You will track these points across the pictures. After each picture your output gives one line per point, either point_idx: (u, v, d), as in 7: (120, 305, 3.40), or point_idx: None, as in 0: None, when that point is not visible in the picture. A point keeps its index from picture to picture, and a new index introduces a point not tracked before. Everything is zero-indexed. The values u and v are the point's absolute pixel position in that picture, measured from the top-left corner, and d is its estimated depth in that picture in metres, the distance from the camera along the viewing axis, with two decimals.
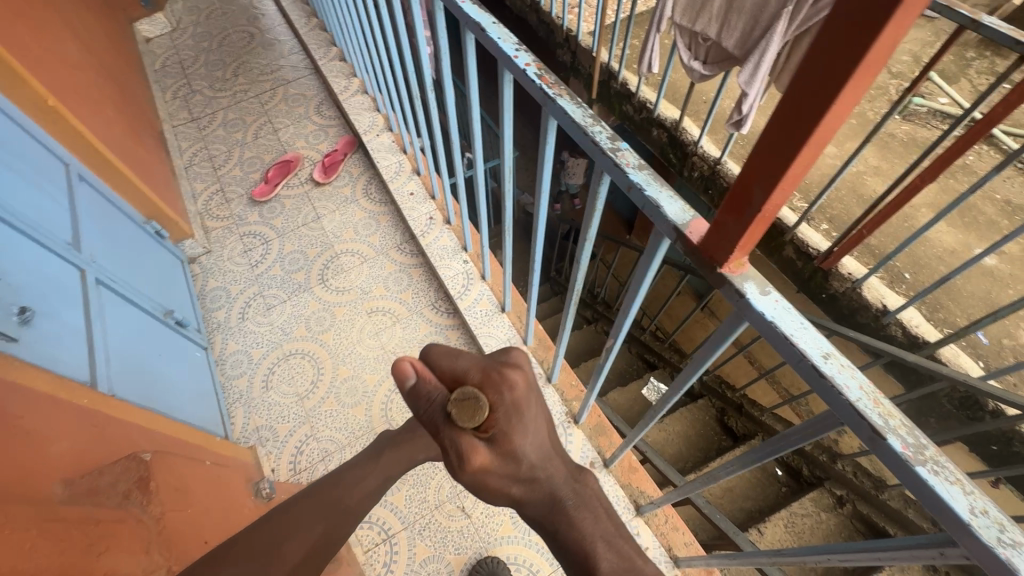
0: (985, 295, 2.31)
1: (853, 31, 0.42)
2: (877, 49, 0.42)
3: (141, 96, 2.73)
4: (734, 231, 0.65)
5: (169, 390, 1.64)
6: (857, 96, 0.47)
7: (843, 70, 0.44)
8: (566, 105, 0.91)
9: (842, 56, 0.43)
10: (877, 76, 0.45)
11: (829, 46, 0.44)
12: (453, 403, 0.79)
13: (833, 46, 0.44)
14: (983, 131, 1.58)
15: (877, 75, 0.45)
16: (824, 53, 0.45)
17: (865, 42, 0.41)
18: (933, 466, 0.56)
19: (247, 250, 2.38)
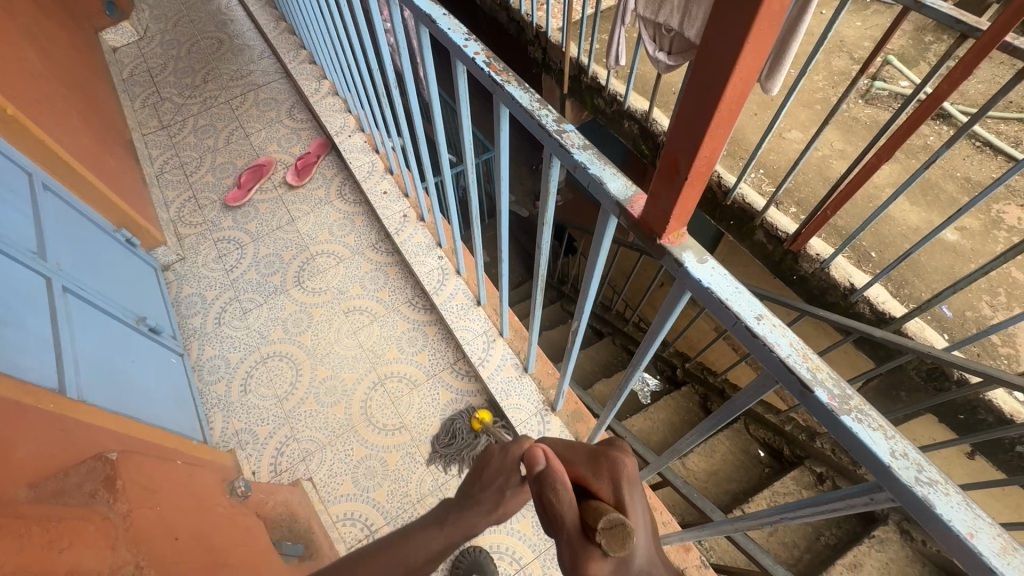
0: (948, 269, 2.38)
1: None
2: (768, 11, 0.45)
3: (109, 105, 2.70)
4: (667, 199, 0.67)
5: (144, 397, 1.63)
6: (759, 58, 0.50)
7: (742, 28, 0.46)
8: (513, 91, 0.93)
9: (739, 17, 0.46)
10: (773, 38, 0.48)
11: (729, 8, 0.47)
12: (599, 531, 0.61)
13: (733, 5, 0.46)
14: (932, 106, 1.64)
15: (774, 37, 0.48)
16: (728, 13, 0.47)
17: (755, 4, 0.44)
18: (857, 414, 0.59)
19: (222, 256, 2.37)
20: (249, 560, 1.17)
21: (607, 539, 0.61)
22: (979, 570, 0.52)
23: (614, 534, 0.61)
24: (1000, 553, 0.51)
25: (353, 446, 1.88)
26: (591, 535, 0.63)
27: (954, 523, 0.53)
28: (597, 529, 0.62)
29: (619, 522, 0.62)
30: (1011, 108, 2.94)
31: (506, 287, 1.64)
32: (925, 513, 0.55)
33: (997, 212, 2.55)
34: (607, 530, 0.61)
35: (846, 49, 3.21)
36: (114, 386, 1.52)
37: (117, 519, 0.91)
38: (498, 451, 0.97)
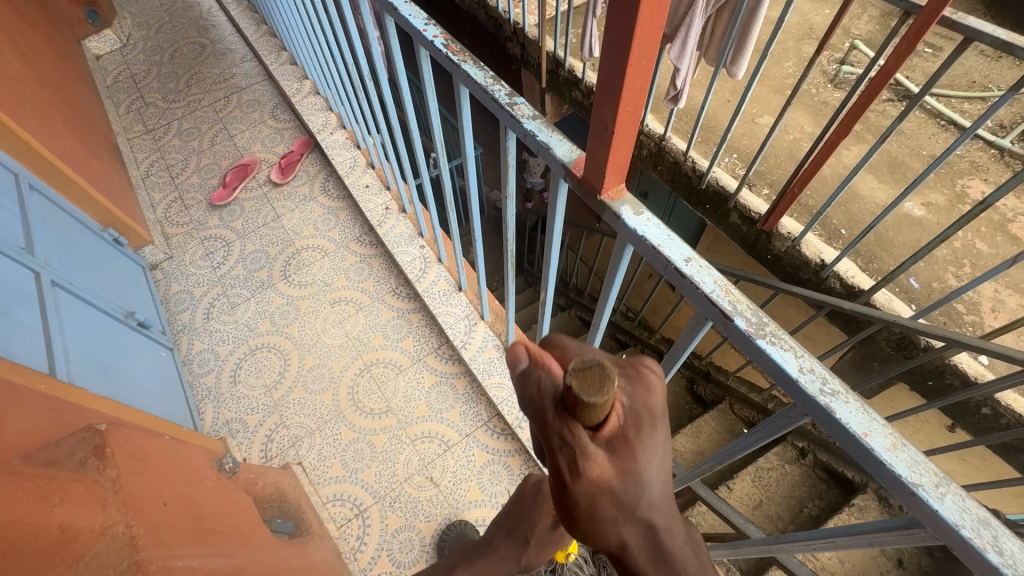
0: (915, 244, 2.46)
1: None
2: None
3: (93, 110, 2.75)
4: (600, 153, 0.74)
5: (133, 386, 1.68)
6: (662, 9, 0.57)
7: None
8: (469, 69, 1.00)
9: None
10: None
11: None
12: (571, 371, 0.49)
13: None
14: (881, 82, 1.73)
15: None
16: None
17: None
18: (771, 338, 0.65)
19: (209, 253, 2.42)
20: (235, 529, 1.23)
21: (579, 380, 0.48)
22: (874, 465, 0.59)
23: (589, 378, 0.48)
24: (889, 449, 0.58)
25: (342, 431, 1.93)
26: (567, 397, 0.51)
27: (851, 425, 0.59)
28: (568, 372, 0.49)
29: (599, 367, 0.49)
30: (974, 87, 3.04)
31: (484, 269, 1.70)
32: (828, 421, 0.62)
33: (961, 187, 2.64)
34: (581, 371, 0.49)
35: (815, 36, 3.30)
36: (104, 376, 1.57)
37: (106, 482, 0.97)
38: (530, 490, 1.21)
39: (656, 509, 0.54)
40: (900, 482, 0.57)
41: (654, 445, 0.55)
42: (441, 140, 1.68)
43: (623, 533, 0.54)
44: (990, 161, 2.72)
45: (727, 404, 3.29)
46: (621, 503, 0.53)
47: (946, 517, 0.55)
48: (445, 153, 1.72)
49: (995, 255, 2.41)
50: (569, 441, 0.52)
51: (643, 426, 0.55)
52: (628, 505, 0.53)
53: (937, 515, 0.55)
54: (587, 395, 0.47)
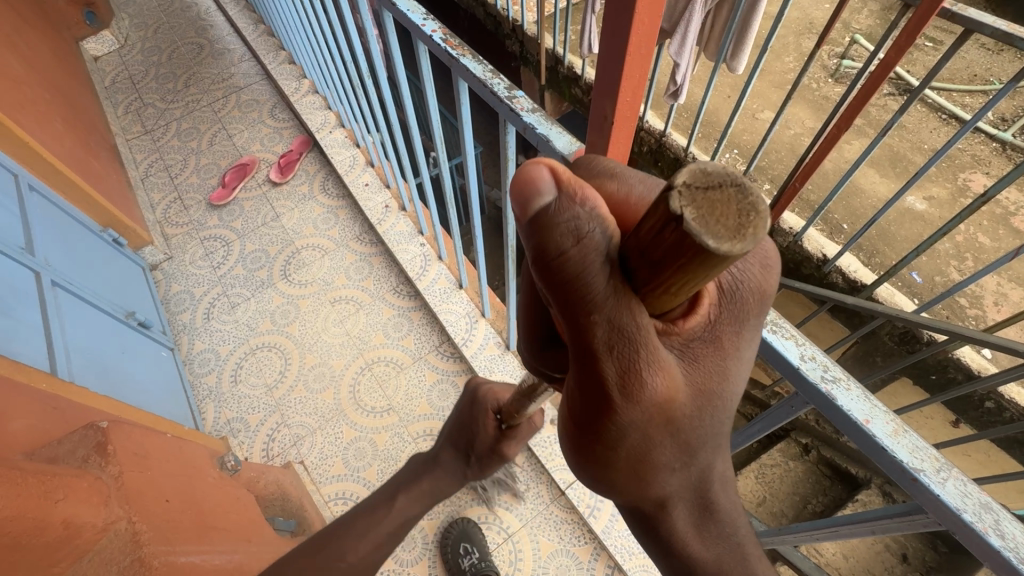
0: (917, 237, 2.45)
1: None
2: None
3: (92, 111, 2.74)
4: (600, 144, 0.73)
5: (134, 385, 1.68)
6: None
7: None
8: (468, 63, 0.99)
9: None
10: None
11: None
12: (692, 194, 0.32)
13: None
14: (881, 75, 1.72)
15: None
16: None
17: None
18: (773, 327, 0.64)
19: (209, 253, 2.42)
20: (238, 526, 1.23)
21: (692, 223, 0.32)
22: (875, 451, 0.58)
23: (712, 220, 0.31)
24: (891, 435, 0.57)
25: (343, 429, 1.93)
26: (658, 242, 0.34)
27: (852, 412, 0.59)
28: (680, 192, 0.32)
29: (720, 202, 0.32)
30: (975, 81, 3.03)
31: (485, 267, 1.69)
32: (830, 408, 0.61)
33: (963, 180, 2.63)
34: (704, 192, 0.32)
35: (816, 31, 3.29)
36: (104, 374, 1.56)
37: (109, 479, 0.96)
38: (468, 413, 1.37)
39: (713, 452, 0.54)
40: (901, 468, 0.57)
41: (728, 354, 0.49)
42: (440, 138, 1.67)
43: (674, 479, 0.54)
44: (992, 154, 2.71)
45: None
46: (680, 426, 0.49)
47: (947, 502, 0.54)
48: (445, 151, 1.71)
49: (997, 248, 2.40)
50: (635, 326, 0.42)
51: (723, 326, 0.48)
52: (687, 434, 0.50)
53: (938, 499, 0.55)
54: (719, 243, 0.30)
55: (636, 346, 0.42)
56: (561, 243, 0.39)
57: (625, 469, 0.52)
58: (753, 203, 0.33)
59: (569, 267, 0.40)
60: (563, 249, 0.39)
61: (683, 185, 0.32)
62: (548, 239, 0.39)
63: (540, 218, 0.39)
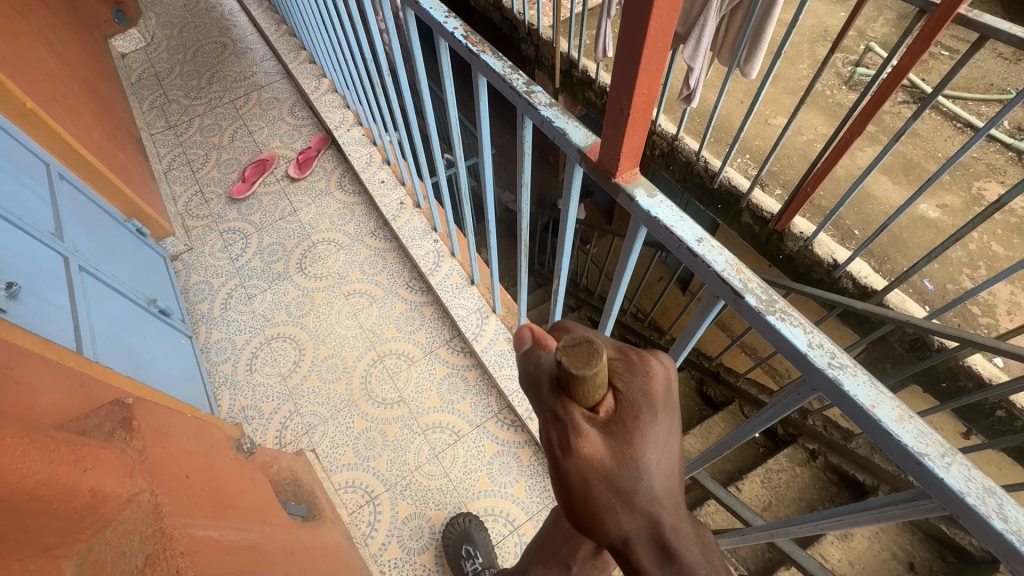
0: (929, 245, 2.45)
1: None
2: None
3: (118, 105, 2.82)
4: (616, 138, 0.76)
5: (154, 369, 1.72)
6: None
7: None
8: (488, 59, 1.03)
9: None
10: None
11: None
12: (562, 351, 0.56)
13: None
14: (895, 80, 1.72)
15: None
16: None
17: None
18: (781, 314, 0.67)
19: (228, 245, 2.48)
20: (252, 505, 1.26)
21: (568, 356, 0.56)
22: (881, 435, 0.60)
23: (577, 354, 0.55)
24: (896, 420, 0.59)
25: (355, 419, 1.97)
26: (568, 382, 0.58)
27: (859, 397, 0.61)
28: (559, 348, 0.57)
29: (586, 341, 0.56)
30: (992, 90, 3.02)
31: (500, 264, 1.72)
32: (837, 394, 0.63)
33: (977, 189, 2.62)
34: (570, 348, 0.56)
35: (831, 38, 3.30)
36: (127, 358, 1.61)
37: (133, 453, 1.00)
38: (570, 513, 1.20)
39: (658, 504, 0.60)
40: (905, 451, 0.59)
41: (649, 433, 0.61)
42: (458, 138, 1.69)
43: (627, 524, 0.60)
44: (1007, 163, 2.70)
45: (737, 405, 3.28)
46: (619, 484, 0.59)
47: (951, 486, 0.56)
48: (461, 150, 1.73)
49: (1011, 257, 2.39)
50: (568, 417, 0.61)
51: (639, 415, 0.62)
52: (624, 492, 0.59)
53: (941, 483, 0.56)
54: (576, 366, 0.54)
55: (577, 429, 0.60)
56: None
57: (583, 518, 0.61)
58: (593, 347, 0.56)
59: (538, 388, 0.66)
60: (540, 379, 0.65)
61: (559, 346, 0.57)
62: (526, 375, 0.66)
63: None
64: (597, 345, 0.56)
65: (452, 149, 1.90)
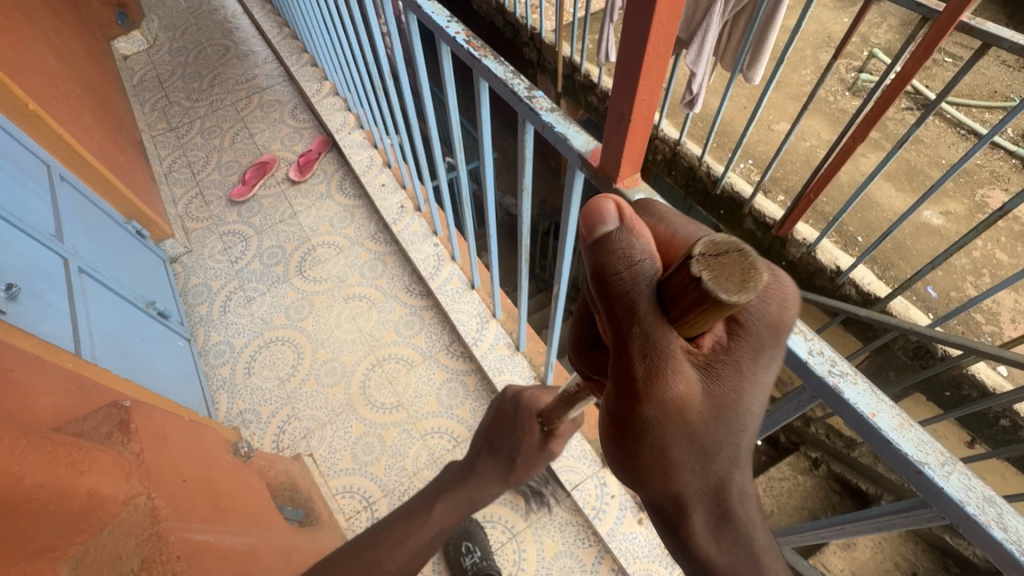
0: (932, 252, 2.44)
1: None
2: None
3: (120, 107, 2.82)
4: (616, 143, 0.75)
5: (152, 372, 1.71)
6: None
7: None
8: (490, 64, 1.02)
9: None
10: None
11: None
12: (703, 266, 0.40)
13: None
14: (898, 88, 1.72)
15: None
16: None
17: None
18: None
19: (227, 248, 2.47)
20: (249, 511, 1.25)
21: (717, 280, 0.40)
22: (881, 444, 0.57)
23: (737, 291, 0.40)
24: (897, 428, 0.56)
25: (353, 424, 1.95)
26: (686, 306, 0.44)
27: (859, 405, 0.58)
28: (698, 258, 0.41)
29: (742, 259, 0.41)
30: (995, 97, 3.01)
31: (500, 268, 1.70)
32: (836, 402, 0.60)
33: (980, 197, 2.61)
34: (716, 261, 0.41)
35: (833, 44, 3.30)
36: (125, 360, 1.60)
37: (130, 456, 0.99)
38: (511, 411, 1.33)
39: (734, 466, 0.55)
40: (907, 462, 0.55)
41: (752, 374, 0.52)
42: (459, 142, 1.68)
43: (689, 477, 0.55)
44: (1011, 170, 2.69)
45: None
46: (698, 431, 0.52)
47: (952, 495, 0.53)
48: (463, 154, 1.72)
49: (1015, 264, 2.37)
50: (669, 344, 0.48)
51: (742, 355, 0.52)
52: (703, 443, 0.53)
53: (943, 493, 0.54)
54: (728, 299, 0.39)
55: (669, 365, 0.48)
56: (617, 263, 0.50)
57: (648, 470, 0.55)
58: (755, 266, 0.40)
59: (617, 285, 0.49)
60: (624, 278, 0.49)
61: (699, 256, 0.41)
62: (606, 262, 0.50)
63: (600, 241, 0.51)
64: (754, 264, 0.41)
65: (454, 152, 1.89)
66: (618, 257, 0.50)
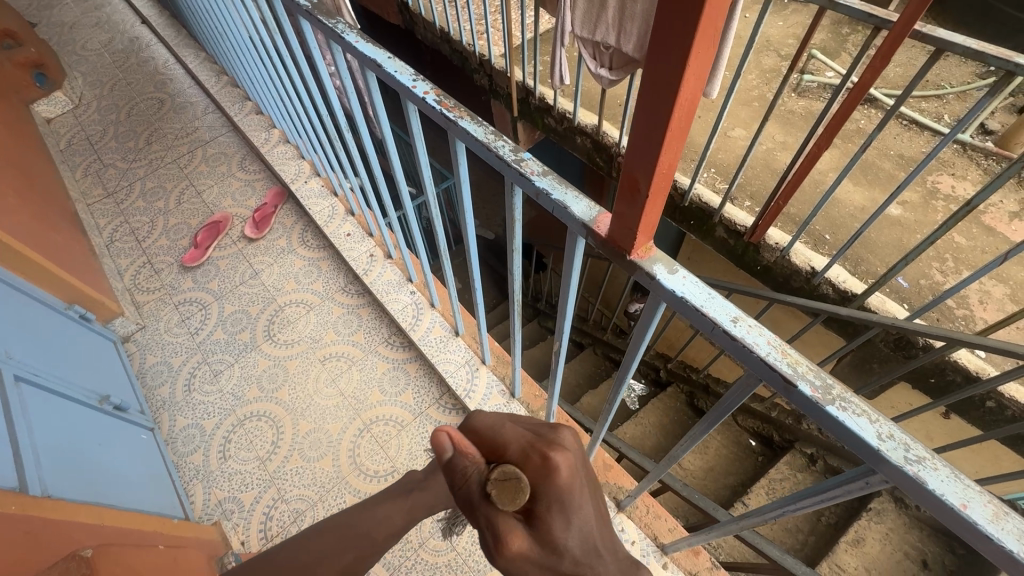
0: (898, 242, 2.51)
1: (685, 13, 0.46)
2: (702, 35, 0.47)
3: (49, 177, 2.59)
4: (632, 217, 0.69)
5: (115, 480, 1.53)
6: (704, 68, 0.52)
7: (684, 44, 0.48)
8: (467, 125, 0.94)
9: (680, 35, 0.48)
10: (712, 55, 0.51)
11: (673, 22, 0.48)
12: (493, 482, 0.63)
13: (673, 29, 0.48)
14: (859, 96, 1.74)
15: (713, 53, 0.50)
16: (663, 33, 0.50)
17: (694, 22, 0.46)
18: (841, 403, 0.60)
19: (186, 319, 2.29)
20: None
21: (499, 490, 0.63)
22: (975, 536, 0.54)
23: (507, 480, 0.63)
24: (992, 520, 0.53)
25: (346, 498, 1.82)
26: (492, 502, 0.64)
27: (947, 497, 0.54)
28: (489, 480, 0.63)
29: (514, 474, 0.64)
30: (928, 86, 3.17)
31: (486, 315, 1.63)
32: (919, 490, 0.57)
33: (931, 183, 2.72)
34: (500, 481, 0.63)
35: (774, 47, 3.40)
36: (82, 475, 1.42)
37: None
38: None
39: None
40: (1010, 557, 0.52)
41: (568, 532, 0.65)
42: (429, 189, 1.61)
43: None
44: (955, 156, 2.82)
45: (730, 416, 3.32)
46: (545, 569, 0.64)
47: None
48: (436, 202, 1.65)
49: (974, 247, 2.47)
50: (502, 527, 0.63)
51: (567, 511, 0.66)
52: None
53: None
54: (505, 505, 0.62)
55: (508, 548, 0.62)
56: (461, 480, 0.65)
57: None
58: (519, 480, 0.63)
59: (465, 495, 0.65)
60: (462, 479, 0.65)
61: (492, 479, 0.63)
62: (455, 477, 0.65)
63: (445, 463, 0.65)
64: (523, 480, 0.64)
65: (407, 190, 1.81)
66: (457, 474, 0.65)
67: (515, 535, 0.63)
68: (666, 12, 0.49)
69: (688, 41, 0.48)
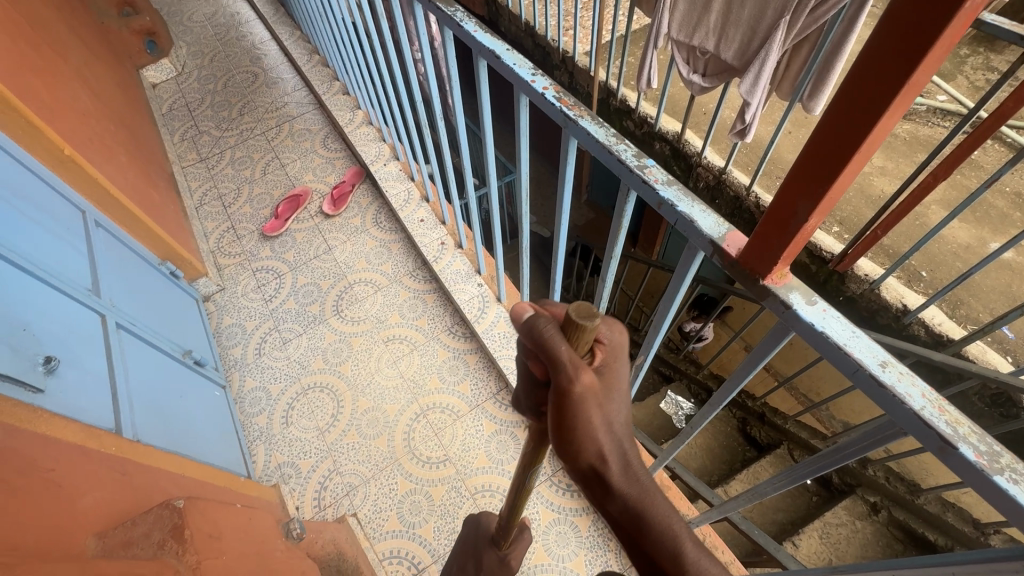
0: (1006, 288, 2.30)
1: (902, 52, 0.44)
2: (917, 77, 0.44)
3: (152, 141, 2.77)
4: (773, 247, 0.65)
5: (194, 432, 1.61)
6: (904, 110, 0.48)
7: (895, 82, 0.45)
8: (587, 125, 0.91)
9: (890, 72, 0.45)
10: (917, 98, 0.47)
11: (883, 58, 0.45)
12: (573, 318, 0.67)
13: (883, 66, 0.45)
14: (996, 126, 1.58)
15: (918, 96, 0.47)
16: (870, 66, 0.47)
17: (911, 62, 0.43)
18: (1011, 474, 0.54)
19: (261, 286, 2.39)
20: None
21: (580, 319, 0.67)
22: None
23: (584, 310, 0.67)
24: None
25: (398, 481, 1.84)
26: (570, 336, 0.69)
27: None
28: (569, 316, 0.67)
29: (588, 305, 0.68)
30: None
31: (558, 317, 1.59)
32: None
33: None
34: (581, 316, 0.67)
35: None
36: (167, 423, 1.50)
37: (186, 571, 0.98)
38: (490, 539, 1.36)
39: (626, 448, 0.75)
40: None
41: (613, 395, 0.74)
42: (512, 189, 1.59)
43: (602, 440, 0.75)
44: None
45: (785, 450, 3.06)
46: (606, 413, 0.74)
47: None
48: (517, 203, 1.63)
49: None
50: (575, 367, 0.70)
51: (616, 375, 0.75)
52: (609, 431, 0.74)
53: None
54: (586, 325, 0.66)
55: (578, 377, 0.70)
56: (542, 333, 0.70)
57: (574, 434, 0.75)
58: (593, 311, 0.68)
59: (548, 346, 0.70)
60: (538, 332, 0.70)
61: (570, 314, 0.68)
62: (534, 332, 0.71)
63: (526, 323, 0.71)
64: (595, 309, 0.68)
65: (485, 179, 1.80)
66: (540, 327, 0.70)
67: (584, 368, 0.70)
68: (877, 48, 0.46)
69: (901, 78, 0.45)
